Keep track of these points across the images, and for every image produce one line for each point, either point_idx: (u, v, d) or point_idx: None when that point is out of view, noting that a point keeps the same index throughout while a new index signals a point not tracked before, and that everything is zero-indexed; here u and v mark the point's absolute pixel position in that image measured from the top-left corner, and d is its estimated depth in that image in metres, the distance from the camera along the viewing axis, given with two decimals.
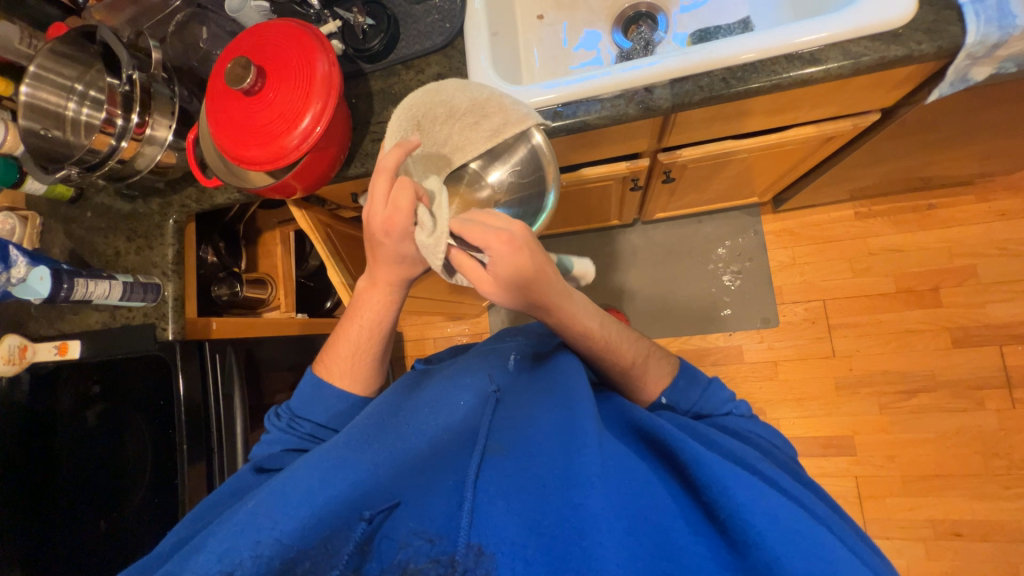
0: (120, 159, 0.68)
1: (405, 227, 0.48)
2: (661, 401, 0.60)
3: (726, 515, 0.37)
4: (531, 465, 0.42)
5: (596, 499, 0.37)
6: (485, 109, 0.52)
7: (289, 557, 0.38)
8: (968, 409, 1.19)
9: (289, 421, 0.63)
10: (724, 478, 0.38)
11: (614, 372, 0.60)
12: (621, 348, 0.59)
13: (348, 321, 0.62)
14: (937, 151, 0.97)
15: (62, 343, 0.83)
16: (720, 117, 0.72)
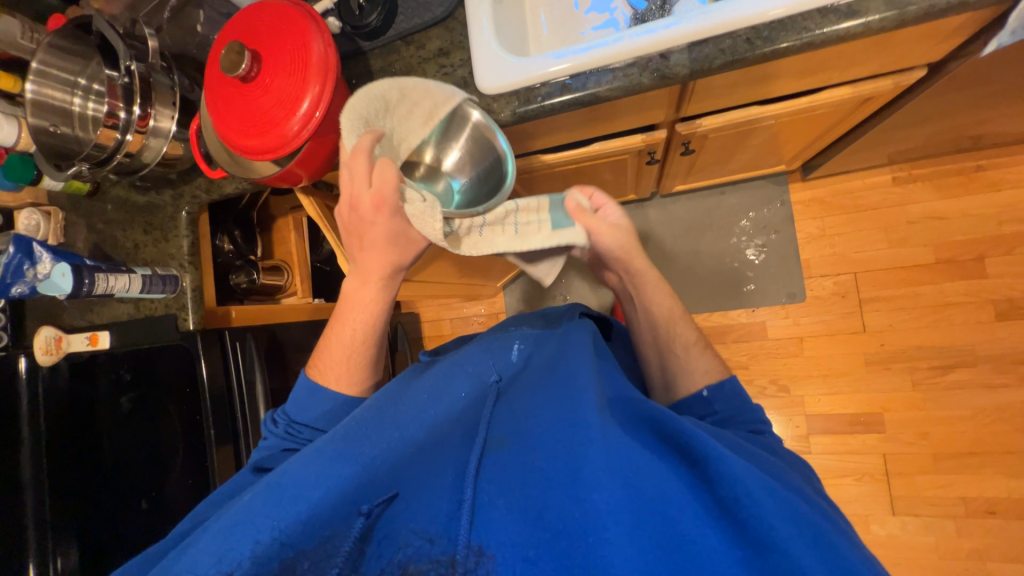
0: (127, 153, 0.68)
1: (393, 204, 0.55)
2: (701, 392, 0.61)
3: (740, 511, 0.36)
4: (531, 460, 0.43)
5: (602, 494, 0.37)
6: (414, 96, 0.55)
7: (291, 555, 0.39)
8: (1009, 384, 1.13)
9: (287, 428, 0.64)
10: (737, 476, 0.38)
11: (675, 346, 0.66)
12: (685, 325, 0.67)
13: (341, 320, 0.64)
14: (989, 108, 0.88)
15: (93, 335, 0.83)
16: (745, 82, 0.66)
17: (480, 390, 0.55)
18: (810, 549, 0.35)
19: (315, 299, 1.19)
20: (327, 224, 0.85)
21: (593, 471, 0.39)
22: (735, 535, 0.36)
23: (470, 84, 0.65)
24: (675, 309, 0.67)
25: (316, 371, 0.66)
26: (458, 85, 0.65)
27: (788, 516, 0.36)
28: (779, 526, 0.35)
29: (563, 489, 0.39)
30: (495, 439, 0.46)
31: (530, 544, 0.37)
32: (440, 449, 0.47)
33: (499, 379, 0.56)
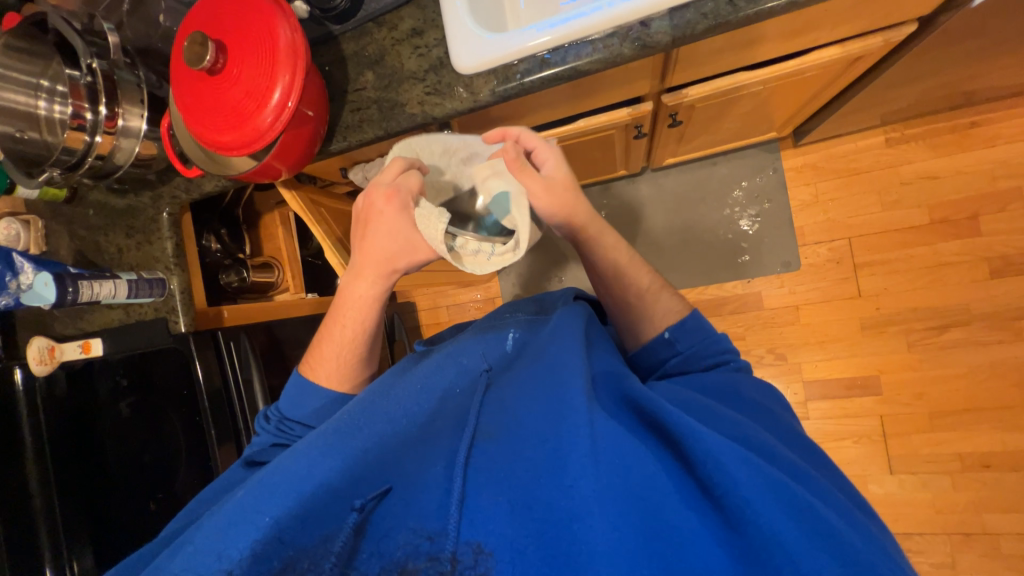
0: (98, 155, 0.67)
1: (403, 201, 0.56)
2: (663, 335, 0.61)
3: (723, 492, 0.37)
4: (518, 450, 0.43)
5: (586, 482, 0.39)
6: (457, 146, 0.65)
7: (289, 555, 0.40)
8: (1004, 341, 1.14)
9: (279, 423, 0.64)
10: (720, 455, 0.38)
11: (629, 295, 0.64)
12: (639, 271, 0.64)
13: (332, 321, 0.64)
14: (982, 61, 0.86)
15: (85, 343, 0.81)
16: (730, 47, 0.64)
17: (470, 379, 0.56)
18: (791, 522, 0.35)
19: (308, 294, 1.19)
20: (312, 217, 0.84)
21: (579, 461, 0.40)
22: (717, 517, 0.37)
23: (447, 65, 0.63)
24: (625, 258, 0.63)
25: (308, 369, 0.66)
26: (434, 66, 0.63)
27: (775, 493, 0.36)
28: (761, 504, 0.36)
29: (550, 478, 0.40)
30: (485, 428, 0.46)
31: (520, 535, 0.38)
32: (431, 441, 0.48)
33: (489, 368, 0.56)
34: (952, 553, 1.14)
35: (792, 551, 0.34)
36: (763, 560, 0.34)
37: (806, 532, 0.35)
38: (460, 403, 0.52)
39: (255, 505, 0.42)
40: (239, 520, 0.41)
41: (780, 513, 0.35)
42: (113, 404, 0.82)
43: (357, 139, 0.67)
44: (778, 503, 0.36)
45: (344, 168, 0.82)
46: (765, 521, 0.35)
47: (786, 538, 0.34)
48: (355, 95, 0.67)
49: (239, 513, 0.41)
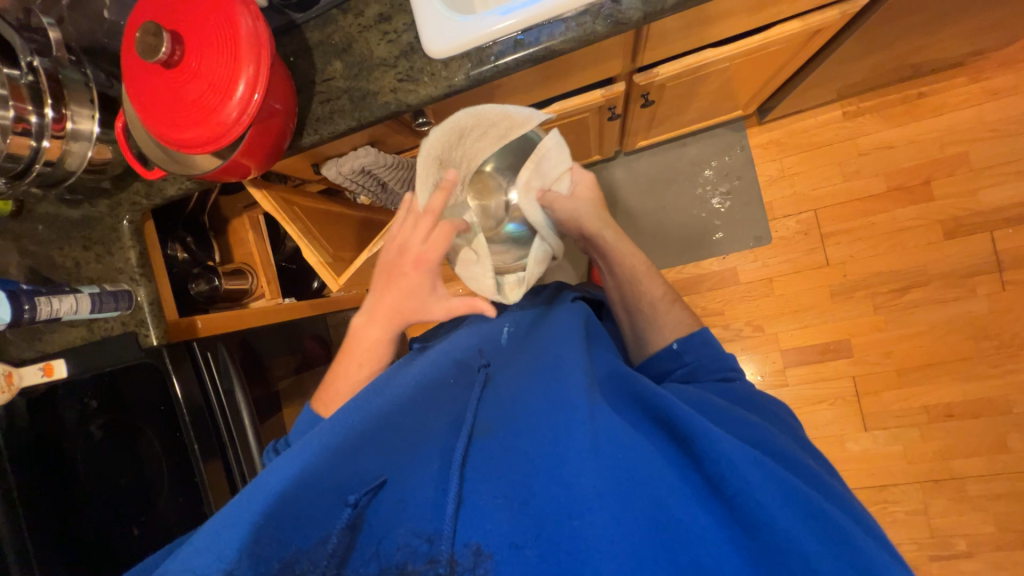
0: (46, 162, 0.62)
1: (433, 261, 0.54)
2: (672, 346, 0.62)
3: (732, 492, 0.38)
4: (517, 445, 0.43)
5: (586, 480, 0.39)
6: (492, 123, 0.63)
7: (289, 555, 0.38)
8: (960, 297, 1.21)
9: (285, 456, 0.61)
10: (732, 458, 0.39)
11: (643, 302, 0.67)
12: (654, 282, 0.69)
13: (346, 358, 0.60)
14: (928, 33, 0.91)
15: (46, 365, 0.75)
16: (697, 23, 0.65)
17: (468, 374, 0.55)
18: (798, 519, 0.37)
19: (285, 299, 1.15)
20: (286, 216, 0.80)
21: (578, 454, 0.40)
22: (725, 514, 0.38)
23: (418, 50, 0.61)
24: (641, 266, 0.69)
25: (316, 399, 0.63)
26: (405, 51, 0.62)
27: (787, 501, 0.38)
28: (774, 507, 0.37)
29: (549, 473, 0.41)
30: (482, 425, 0.46)
31: (519, 532, 0.38)
32: (426, 436, 0.47)
33: (487, 363, 0.56)
34: (924, 500, 1.22)
35: (806, 552, 0.35)
36: (777, 560, 0.35)
37: (818, 536, 0.36)
38: (456, 395, 0.52)
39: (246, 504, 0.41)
40: (235, 518, 0.40)
41: (785, 509, 0.37)
42: (82, 430, 0.76)
43: (329, 132, 0.64)
44: (786, 502, 0.37)
45: (315, 163, 0.80)
46: (776, 522, 0.36)
47: (795, 535, 0.35)
48: (324, 86, 0.64)
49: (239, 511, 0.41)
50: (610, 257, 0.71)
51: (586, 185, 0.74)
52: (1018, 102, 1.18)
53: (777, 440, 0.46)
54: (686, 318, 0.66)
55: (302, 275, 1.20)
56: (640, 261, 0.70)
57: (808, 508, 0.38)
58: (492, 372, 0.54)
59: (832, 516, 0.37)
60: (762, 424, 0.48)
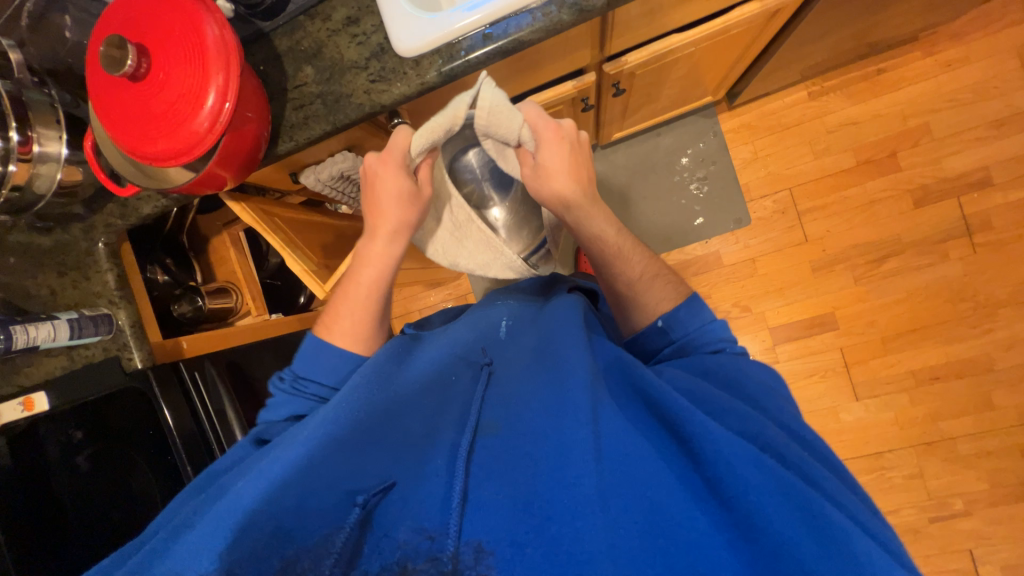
0: (14, 186, 0.61)
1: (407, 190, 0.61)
2: (657, 324, 0.63)
3: (730, 494, 0.38)
4: (521, 444, 0.44)
5: (590, 480, 0.39)
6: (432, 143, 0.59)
7: (290, 554, 0.37)
8: (935, 263, 1.25)
9: (294, 383, 0.62)
10: (726, 455, 0.39)
11: (618, 286, 0.67)
12: (630, 261, 0.66)
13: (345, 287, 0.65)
14: (881, 11, 0.94)
15: (26, 400, 0.73)
16: (659, 9, 0.67)
17: (472, 372, 0.54)
18: (798, 523, 0.37)
19: (272, 315, 1.13)
20: (268, 228, 0.79)
21: (582, 454, 0.41)
22: (723, 516, 0.38)
23: (388, 50, 0.62)
24: (615, 248, 0.65)
25: (323, 331, 0.65)
26: (375, 52, 0.62)
27: (786, 497, 0.38)
28: (770, 509, 0.37)
29: (553, 472, 0.41)
30: (486, 423, 0.47)
31: (520, 529, 0.38)
32: (433, 437, 0.47)
33: (491, 361, 0.55)
34: (919, 462, 1.25)
35: (800, 556, 0.35)
36: (774, 563, 0.35)
37: (816, 537, 0.36)
38: (459, 392, 0.52)
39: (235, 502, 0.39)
40: (225, 516, 0.38)
41: (782, 511, 0.37)
42: (67, 462, 0.74)
43: (304, 137, 0.64)
44: (784, 505, 0.37)
45: (293, 172, 0.79)
46: (772, 524, 0.36)
47: (790, 536, 0.36)
48: (296, 92, 0.64)
49: (237, 500, 0.39)
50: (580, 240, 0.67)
51: (551, 156, 0.60)
52: (971, 71, 1.23)
53: (776, 434, 0.45)
54: (670, 295, 0.65)
55: (288, 290, 1.19)
56: (611, 240, 0.65)
57: (802, 503, 0.38)
58: (494, 370, 0.54)
59: (835, 519, 0.37)
60: (761, 416, 0.48)
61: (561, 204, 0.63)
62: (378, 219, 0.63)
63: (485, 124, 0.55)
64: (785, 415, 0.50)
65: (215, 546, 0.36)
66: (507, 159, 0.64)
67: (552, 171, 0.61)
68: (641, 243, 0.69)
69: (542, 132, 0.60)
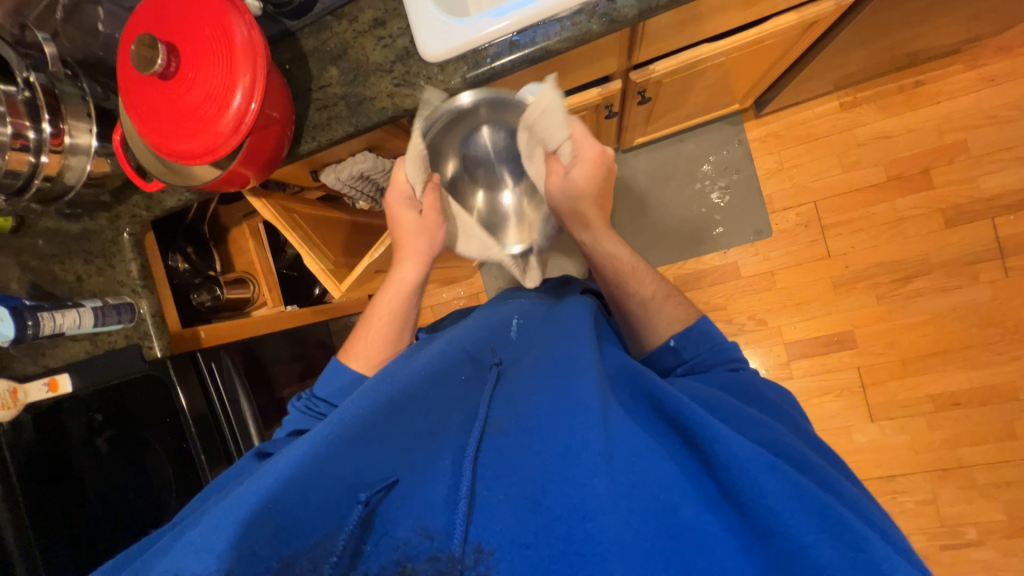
0: (46, 176, 0.62)
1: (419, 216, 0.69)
2: (669, 343, 0.61)
3: (746, 498, 0.37)
4: (530, 442, 0.43)
5: (599, 481, 0.38)
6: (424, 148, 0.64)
7: (288, 554, 0.37)
8: (963, 285, 1.20)
9: (307, 402, 0.66)
10: (743, 460, 0.38)
11: (631, 304, 0.65)
12: (643, 281, 0.66)
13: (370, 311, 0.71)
14: (925, 20, 0.90)
15: (53, 380, 0.73)
16: (691, 19, 0.65)
17: (479, 372, 0.55)
18: (818, 530, 0.35)
19: (287, 307, 1.14)
20: (287, 225, 0.80)
21: (592, 455, 0.39)
22: (739, 521, 0.37)
23: (413, 54, 0.62)
24: (627, 266, 0.66)
25: (345, 356, 0.69)
26: (400, 56, 0.62)
27: (805, 504, 0.36)
28: (787, 513, 0.36)
29: (561, 471, 0.40)
30: (494, 422, 0.46)
31: (525, 531, 0.38)
32: (439, 432, 0.47)
33: (499, 362, 0.56)
34: (933, 489, 1.22)
35: (820, 561, 0.33)
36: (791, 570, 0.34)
37: (838, 548, 0.34)
38: (468, 389, 0.52)
39: (233, 504, 0.38)
40: (224, 515, 0.37)
41: (805, 520, 0.36)
42: (89, 443, 0.75)
43: (327, 138, 0.64)
44: (801, 509, 0.36)
45: (314, 169, 0.80)
46: (789, 527, 0.35)
47: (810, 543, 0.34)
48: (320, 92, 0.64)
49: (240, 498, 0.38)
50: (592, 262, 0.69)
51: (582, 174, 0.65)
52: (1015, 88, 1.18)
53: (793, 442, 0.44)
54: (681, 307, 0.64)
55: (303, 282, 1.20)
56: (624, 262, 0.66)
57: (824, 512, 0.36)
58: (504, 369, 0.55)
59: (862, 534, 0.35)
60: (777, 426, 0.47)
61: (577, 219, 0.67)
62: (403, 247, 0.70)
63: (534, 117, 0.62)
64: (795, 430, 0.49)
65: (216, 545, 0.34)
66: (533, 160, 0.70)
67: (578, 188, 0.65)
68: (650, 264, 0.69)
69: (582, 147, 0.65)
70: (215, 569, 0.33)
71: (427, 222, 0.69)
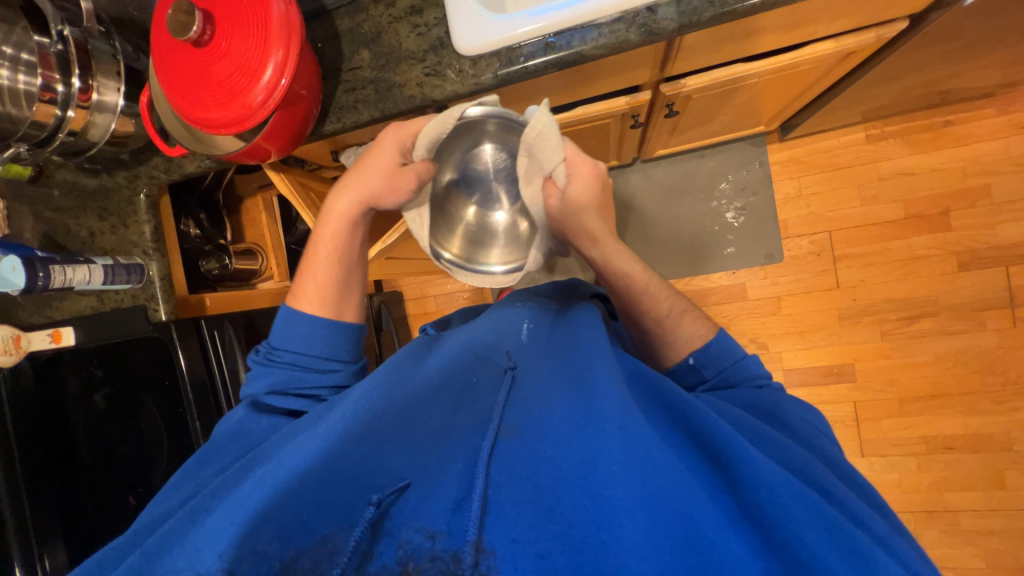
0: (70, 131, 0.63)
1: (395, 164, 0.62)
2: (689, 361, 0.61)
3: (773, 522, 0.38)
4: (545, 450, 0.43)
5: (617, 489, 0.39)
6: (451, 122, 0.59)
7: (289, 555, 0.37)
8: (969, 330, 1.20)
9: (268, 354, 0.63)
10: (769, 482, 0.39)
11: (647, 321, 0.63)
12: (658, 298, 0.63)
13: (314, 245, 0.65)
14: (964, 60, 0.89)
15: (56, 331, 0.75)
16: (730, 38, 0.64)
17: (493, 375, 0.53)
18: (838, 556, 0.36)
19: (293, 282, 1.15)
20: (302, 202, 0.80)
21: (609, 463, 0.41)
22: (761, 542, 0.38)
23: (447, 45, 0.61)
24: (640, 284, 0.63)
25: (294, 301, 0.64)
26: (434, 46, 0.61)
27: (827, 529, 0.37)
28: (807, 535, 0.37)
29: (582, 482, 0.41)
30: (508, 426, 0.46)
31: (545, 542, 0.38)
32: (452, 434, 0.47)
33: (513, 365, 0.54)
34: (916, 529, 1.22)
35: None
36: None
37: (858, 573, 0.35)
38: (481, 388, 0.52)
39: (243, 499, 0.39)
40: (239, 508, 0.38)
41: (827, 547, 0.36)
42: (85, 397, 0.79)
43: (351, 121, 0.64)
44: (827, 537, 0.37)
45: (335, 150, 0.80)
46: (815, 554, 0.36)
47: (835, 571, 0.35)
48: (350, 75, 0.64)
49: (253, 488, 0.39)
50: (604, 278, 0.66)
51: (580, 191, 0.62)
52: None
53: (813, 464, 0.45)
54: (700, 325, 0.63)
55: None
56: (638, 277, 0.63)
57: (845, 541, 0.37)
58: (518, 375, 0.53)
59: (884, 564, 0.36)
60: (798, 448, 0.48)
61: (582, 237, 0.64)
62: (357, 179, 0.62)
63: (531, 140, 0.59)
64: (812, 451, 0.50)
65: (224, 535, 0.37)
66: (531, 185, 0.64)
67: (575, 205, 0.62)
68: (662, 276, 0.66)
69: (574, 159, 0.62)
70: (216, 569, 0.35)
71: (399, 176, 0.62)
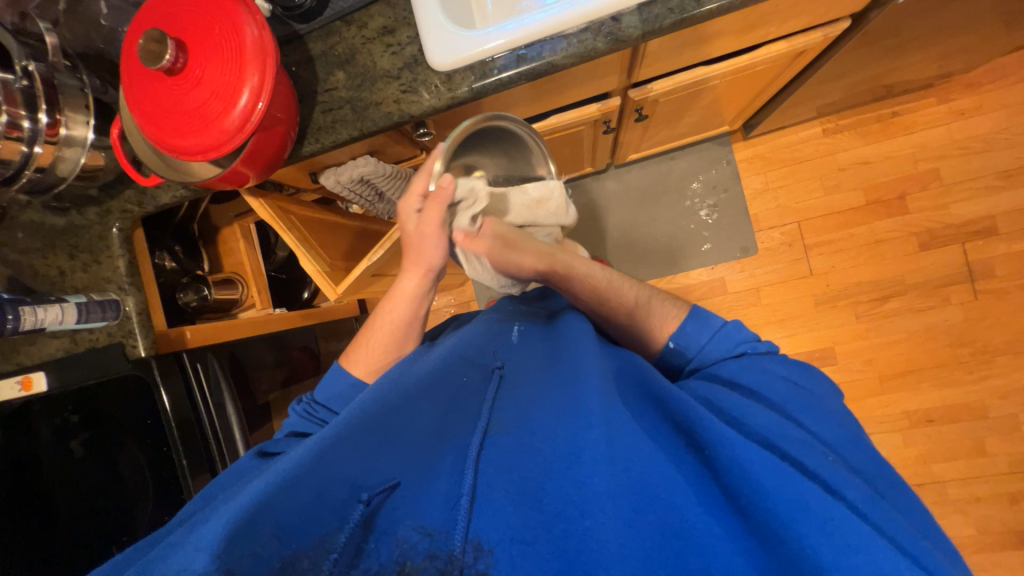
0: (37, 168, 0.61)
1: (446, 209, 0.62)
2: (669, 346, 0.61)
3: (747, 500, 0.37)
4: (533, 441, 0.44)
5: (600, 478, 0.39)
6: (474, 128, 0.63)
7: (290, 554, 0.34)
8: (936, 306, 1.26)
9: (307, 407, 0.67)
10: (749, 464, 0.38)
11: (619, 316, 0.66)
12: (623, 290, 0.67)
13: (370, 328, 0.71)
14: (902, 56, 0.96)
15: (26, 379, 0.69)
16: (690, 43, 0.68)
17: (481, 374, 0.55)
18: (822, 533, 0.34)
19: (275, 310, 1.12)
20: (283, 225, 0.79)
21: (593, 455, 0.40)
22: (744, 526, 0.36)
23: (421, 62, 0.63)
24: (603, 282, 0.68)
25: (346, 362, 0.71)
26: (408, 64, 0.63)
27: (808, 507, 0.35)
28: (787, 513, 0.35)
29: (563, 470, 0.41)
30: (496, 423, 0.47)
31: (526, 527, 0.38)
32: (444, 438, 0.46)
33: (501, 364, 0.56)
34: None
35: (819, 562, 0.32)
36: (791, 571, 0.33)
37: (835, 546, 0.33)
38: (472, 389, 0.53)
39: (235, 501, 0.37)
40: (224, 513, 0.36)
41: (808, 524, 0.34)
42: (61, 447, 0.70)
43: (330, 141, 0.65)
44: (809, 515, 0.34)
45: (313, 172, 0.80)
46: (790, 531, 0.34)
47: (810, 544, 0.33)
48: (327, 96, 0.65)
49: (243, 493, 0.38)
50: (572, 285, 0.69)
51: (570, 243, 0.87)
52: (983, 122, 1.25)
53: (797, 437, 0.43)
54: (674, 312, 0.65)
55: (294, 285, 1.19)
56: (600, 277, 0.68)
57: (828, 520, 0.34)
58: (505, 372, 0.55)
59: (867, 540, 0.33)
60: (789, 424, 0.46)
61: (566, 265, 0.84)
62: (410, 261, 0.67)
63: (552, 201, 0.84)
64: (831, 432, 0.47)
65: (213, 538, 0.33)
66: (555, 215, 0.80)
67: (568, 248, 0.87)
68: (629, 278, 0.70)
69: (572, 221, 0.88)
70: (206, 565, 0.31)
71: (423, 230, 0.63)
